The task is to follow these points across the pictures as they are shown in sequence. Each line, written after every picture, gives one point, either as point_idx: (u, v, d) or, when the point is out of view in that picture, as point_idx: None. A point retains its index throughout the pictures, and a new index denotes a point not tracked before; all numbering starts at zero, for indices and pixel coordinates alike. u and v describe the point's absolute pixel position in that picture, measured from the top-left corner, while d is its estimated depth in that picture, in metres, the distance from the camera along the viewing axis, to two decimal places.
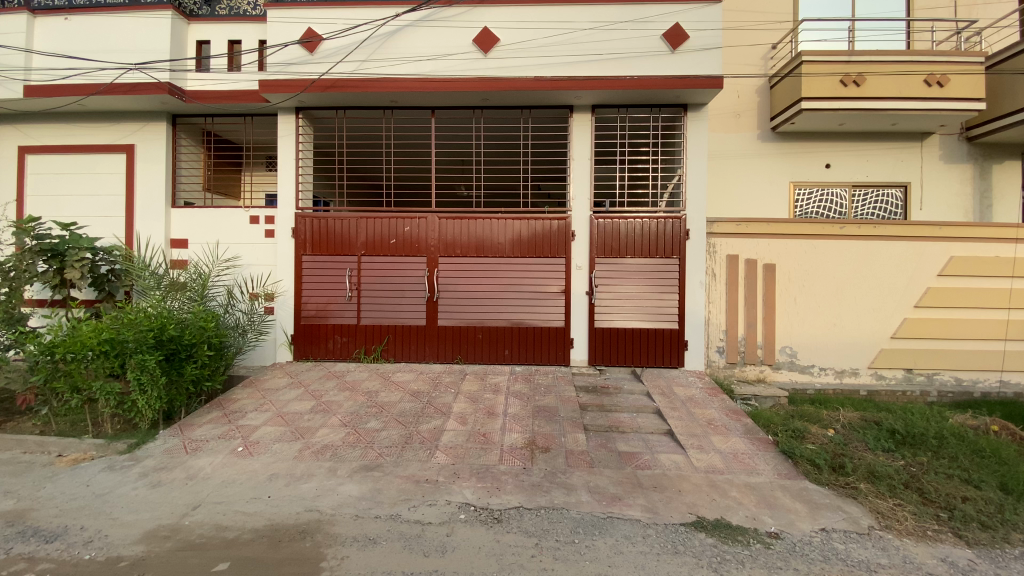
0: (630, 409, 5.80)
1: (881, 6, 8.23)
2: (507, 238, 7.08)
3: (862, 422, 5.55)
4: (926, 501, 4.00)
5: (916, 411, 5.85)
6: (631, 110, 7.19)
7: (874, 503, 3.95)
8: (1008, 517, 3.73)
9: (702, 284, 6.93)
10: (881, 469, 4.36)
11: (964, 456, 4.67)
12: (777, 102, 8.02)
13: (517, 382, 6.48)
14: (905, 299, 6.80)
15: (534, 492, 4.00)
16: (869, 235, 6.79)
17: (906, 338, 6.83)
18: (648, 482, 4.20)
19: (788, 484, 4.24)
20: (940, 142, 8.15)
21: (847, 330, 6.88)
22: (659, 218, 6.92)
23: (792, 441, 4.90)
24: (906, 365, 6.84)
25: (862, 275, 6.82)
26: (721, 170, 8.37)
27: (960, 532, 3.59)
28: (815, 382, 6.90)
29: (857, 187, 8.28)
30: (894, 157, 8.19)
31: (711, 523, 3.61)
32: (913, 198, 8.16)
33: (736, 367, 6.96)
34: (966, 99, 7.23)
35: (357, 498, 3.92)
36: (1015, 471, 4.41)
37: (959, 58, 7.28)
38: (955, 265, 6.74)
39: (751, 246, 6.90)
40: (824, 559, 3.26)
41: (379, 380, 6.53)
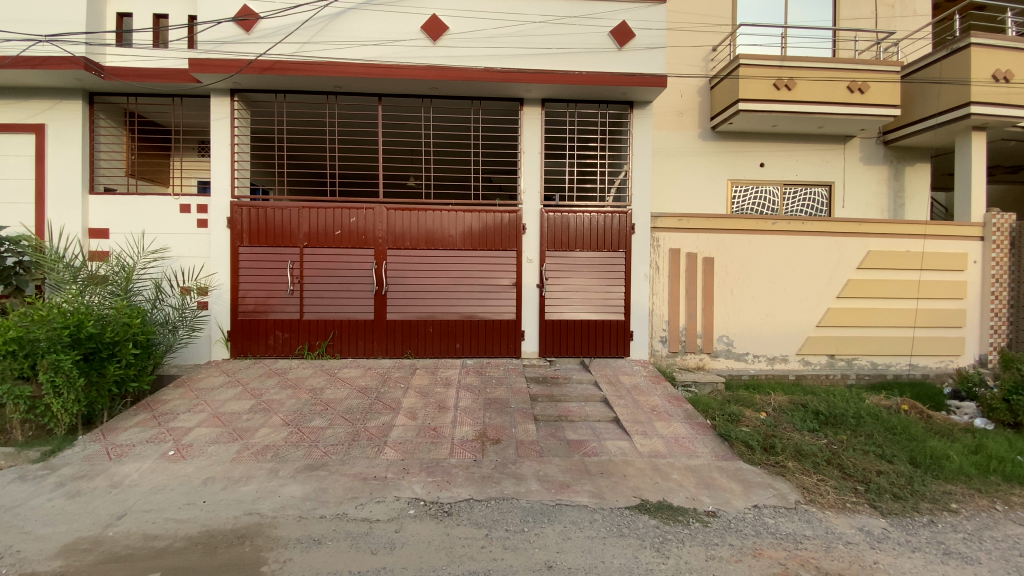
0: (579, 398, 5.93)
1: (812, 14, 8.73)
2: (458, 230, 7.01)
3: (790, 405, 5.94)
4: (846, 476, 4.35)
5: (837, 393, 6.34)
6: (580, 105, 7.28)
7: (801, 479, 4.25)
8: (915, 488, 4.12)
9: (647, 277, 7.16)
10: (806, 448, 4.69)
11: (878, 434, 5.10)
12: (716, 103, 8.37)
13: (469, 374, 6.47)
14: (829, 290, 7.33)
15: (484, 483, 4.01)
16: (797, 230, 7.27)
17: (830, 326, 7.37)
18: (595, 469, 4.32)
19: (724, 465, 4.50)
20: (860, 145, 8.81)
21: (778, 319, 7.32)
22: (606, 212, 7.09)
23: (728, 425, 5.16)
24: (829, 351, 7.38)
25: (792, 267, 7.28)
26: (664, 166, 8.66)
27: (875, 503, 3.94)
28: (749, 368, 7.32)
29: (788, 185, 8.81)
30: (821, 157, 8.77)
31: (654, 505, 3.76)
32: (836, 197, 8.79)
33: (678, 355, 7.26)
34: (883, 106, 7.85)
35: (300, 499, 3.78)
36: (923, 446, 4.85)
37: (877, 67, 7.88)
38: (872, 258, 7.34)
39: (692, 241, 7.21)
40: (756, 533, 3.47)
41: (324, 377, 6.32)
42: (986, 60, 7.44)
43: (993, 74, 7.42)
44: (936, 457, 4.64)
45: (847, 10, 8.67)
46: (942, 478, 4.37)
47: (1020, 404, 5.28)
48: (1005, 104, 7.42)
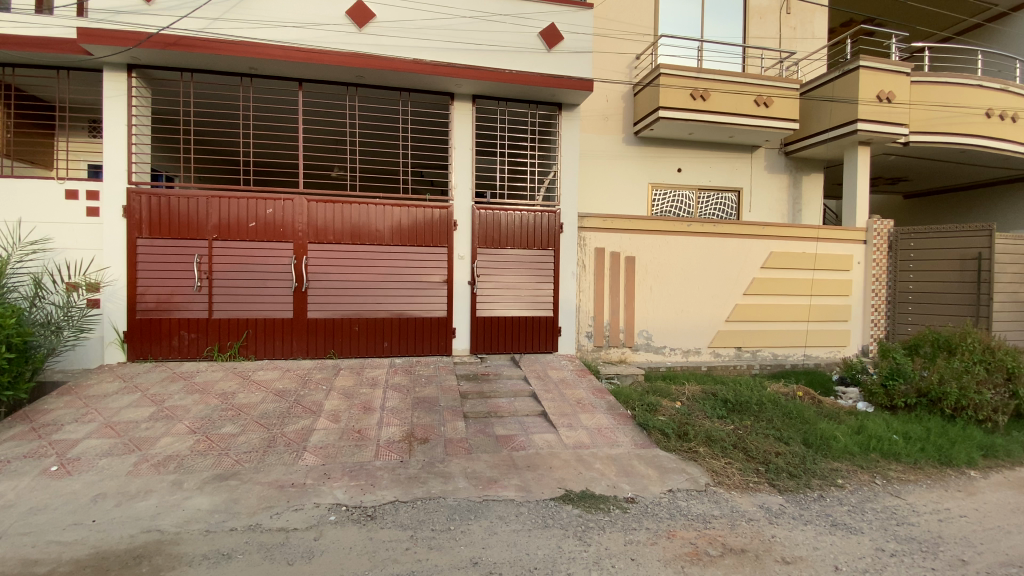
0: (508, 394, 5.99)
1: (725, 30, 9.38)
2: (385, 225, 6.82)
3: (702, 394, 6.38)
4: (749, 458, 4.74)
5: (743, 382, 6.89)
6: (511, 104, 7.34)
7: (711, 463, 4.58)
8: (807, 467, 4.57)
9: (574, 275, 7.36)
10: (715, 434, 5.05)
11: (777, 418, 5.60)
12: (639, 109, 8.78)
13: (397, 374, 6.32)
14: (736, 287, 7.94)
15: (411, 484, 3.93)
16: (710, 232, 7.80)
17: (737, 321, 7.98)
18: (522, 463, 4.39)
19: (643, 453, 4.74)
20: (765, 154, 9.61)
21: (692, 314, 7.82)
22: (536, 211, 7.20)
23: (647, 414, 5.45)
24: (737, 344, 7.99)
25: (705, 266, 7.81)
26: (590, 167, 8.94)
27: (773, 481, 4.33)
28: (666, 360, 7.75)
29: (702, 190, 9.42)
30: (731, 165, 9.47)
31: (577, 495, 3.89)
32: (744, 202, 9.52)
33: (602, 349, 7.54)
34: (785, 120, 8.61)
35: (208, 511, 3.50)
36: (814, 427, 5.39)
37: (780, 84, 8.62)
38: (773, 258, 8.04)
39: (615, 240, 7.52)
40: (670, 516, 3.68)
41: (237, 380, 5.89)
42: (870, 83, 8.34)
43: (877, 94, 8.35)
44: (825, 438, 5.16)
45: (755, 29, 9.41)
46: (829, 456, 4.88)
47: (894, 388, 5.99)
48: (884, 122, 8.39)
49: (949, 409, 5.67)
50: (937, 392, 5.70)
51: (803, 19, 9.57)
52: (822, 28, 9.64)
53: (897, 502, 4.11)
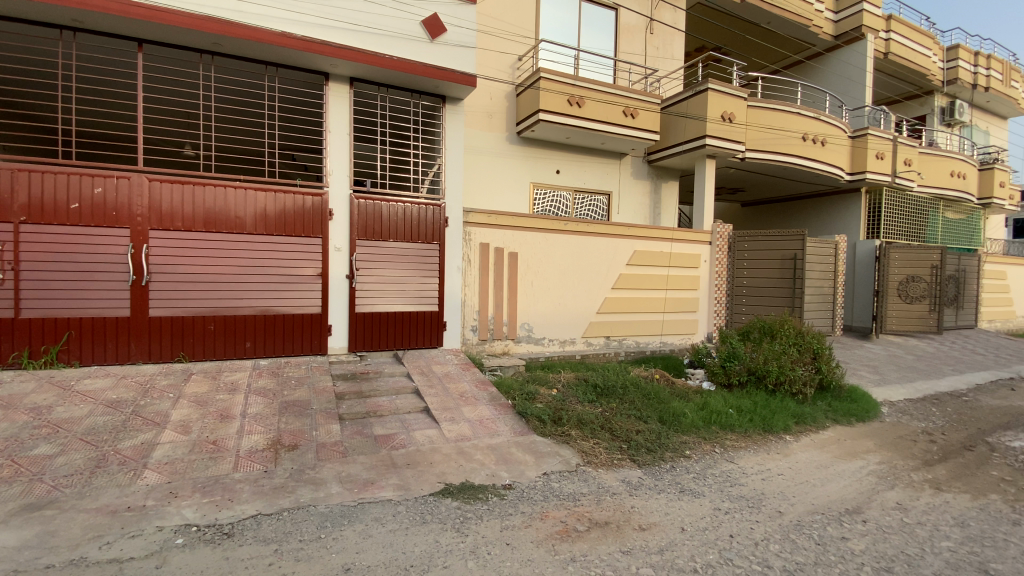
0: (389, 392, 5.83)
1: (600, 42, 10.04)
2: (248, 212, 6.19)
3: (576, 380, 6.83)
4: (614, 437, 5.20)
5: (611, 368, 7.52)
6: (392, 91, 7.10)
7: (582, 445, 4.94)
8: (662, 441, 5.15)
9: (459, 269, 7.37)
10: (586, 417, 5.45)
11: (638, 399, 6.21)
12: (521, 109, 9.05)
13: (262, 377, 5.79)
14: (606, 282, 8.62)
15: (277, 495, 3.64)
16: (584, 231, 8.35)
17: (607, 312, 8.67)
18: (401, 461, 4.31)
19: (521, 440, 4.95)
20: (632, 161, 10.53)
21: (569, 306, 8.31)
22: (419, 203, 7.07)
23: (525, 403, 5.69)
24: (606, 334, 8.68)
25: (580, 262, 8.35)
26: (474, 163, 9.01)
27: (635, 457, 4.80)
28: (545, 351, 8.13)
29: (578, 192, 10.03)
30: (603, 169, 10.21)
31: (457, 487, 3.93)
32: (614, 204, 10.34)
33: (486, 343, 7.67)
34: (649, 130, 9.51)
35: (11, 551, 2.89)
36: (667, 405, 6.08)
37: (646, 98, 9.49)
38: (638, 256, 8.87)
39: (499, 236, 7.69)
40: (544, 498, 3.90)
41: (54, 392, 4.92)
42: (717, 103, 9.53)
43: (722, 114, 9.59)
44: (677, 415, 5.83)
45: (625, 45, 10.22)
46: (681, 430, 5.55)
47: (731, 368, 6.99)
48: (727, 140, 9.67)
49: (772, 385, 6.75)
50: (762, 370, 6.77)
51: (664, 41, 10.63)
52: (680, 51, 10.82)
53: (732, 466, 4.82)
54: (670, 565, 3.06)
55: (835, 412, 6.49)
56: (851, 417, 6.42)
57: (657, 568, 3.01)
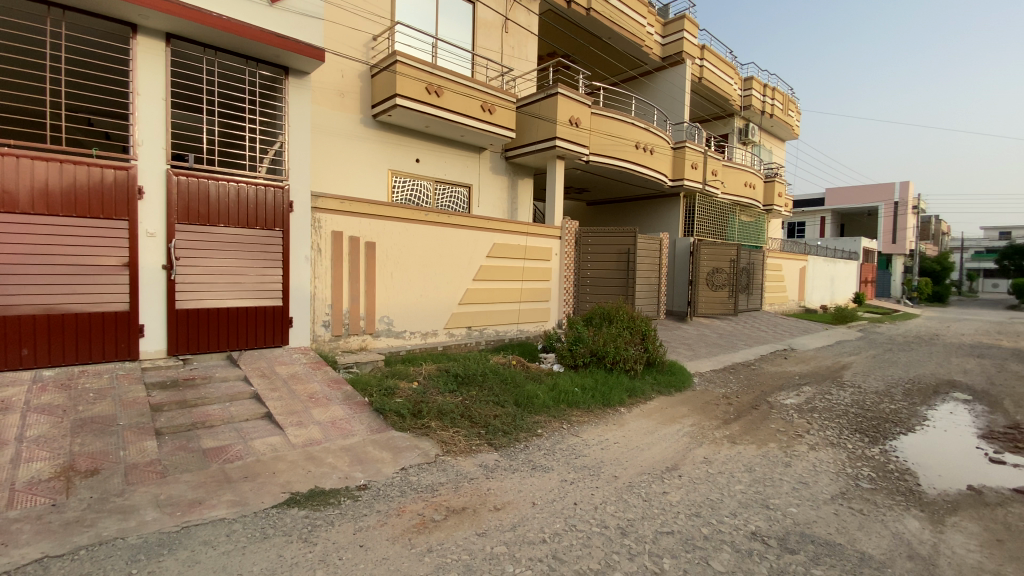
0: (222, 398, 5.18)
1: (458, 34, 10.05)
2: (21, 184, 4.93)
3: (436, 371, 6.83)
4: (473, 424, 5.34)
5: (471, 357, 7.65)
6: (222, 55, 6.26)
7: (440, 436, 4.98)
8: (517, 424, 5.44)
9: (307, 260, 6.79)
10: (445, 407, 5.50)
11: (496, 385, 6.43)
12: (376, 92, 8.67)
13: (46, 392, 4.68)
14: (466, 274, 8.73)
15: (70, 532, 3.00)
16: (444, 222, 8.32)
17: (468, 303, 8.81)
18: (238, 474, 3.87)
19: (377, 437, 4.80)
20: (490, 156, 10.80)
21: (430, 298, 8.24)
22: (257, 184, 6.37)
23: (383, 399, 5.52)
24: (467, 324, 8.81)
25: (440, 253, 8.32)
26: (324, 145, 8.36)
27: (491, 441, 5.00)
28: (405, 344, 7.94)
29: (437, 182, 9.97)
30: (463, 162, 10.29)
31: (304, 495, 3.66)
32: (473, 196, 10.51)
33: (341, 339, 7.18)
34: (505, 127, 9.85)
35: None
36: (522, 388, 6.42)
37: (502, 95, 9.79)
38: (496, 248, 9.17)
39: (354, 224, 7.26)
40: (400, 493, 3.84)
41: None
42: (566, 107, 10.24)
43: (569, 117, 10.34)
44: (530, 397, 6.19)
45: (483, 40, 10.39)
46: (533, 411, 5.92)
47: (577, 350, 7.67)
48: (574, 142, 10.46)
49: (610, 363, 7.54)
50: (603, 351, 7.53)
51: (519, 42, 11.06)
52: (533, 53, 11.36)
53: (577, 440, 5.29)
54: (522, 540, 3.25)
55: (660, 384, 7.53)
56: (672, 388, 7.52)
57: (510, 545, 3.19)
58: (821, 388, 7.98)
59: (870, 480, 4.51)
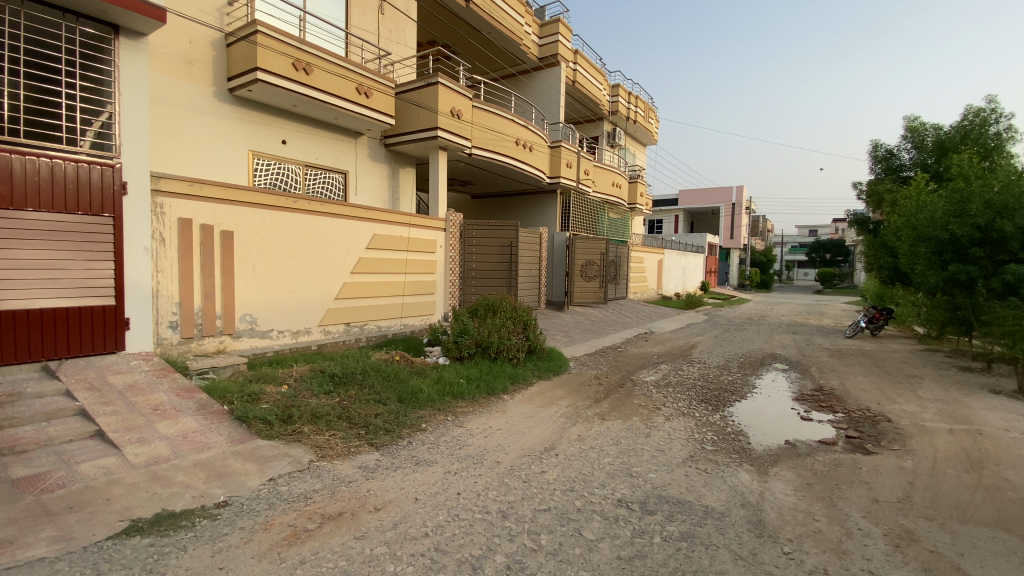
0: (35, 418, 4.28)
1: (329, 9, 9.37)
2: None
3: (310, 372, 6.37)
4: (351, 425, 5.10)
5: (349, 355, 7.26)
6: (28, 4, 5.23)
7: (315, 440, 4.67)
8: (399, 421, 5.31)
9: (148, 251, 5.86)
10: (320, 410, 5.16)
11: (377, 382, 6.19)
12: (233, 64, 7.78)
13: None
14: (344, 267, 8.27)
15: None
16: (316, 211, 7.76)
17: (345, 298, 8.34)
18: (59, 506, 3.25)
19: (240, 449, 4.34)
20: (368, 143, 10.31)
21: (301, 293, 7.65)
22: (78, 161, 5.34)
23: (246, 405, 5.01)
24: (344, 320, 8.34)
25: (312, 244, 7.75)
26: (165, 119, 7.27)
27: (372, 441, 4.83)
28: (274, 344, 7.28)
29: (308, 167, 9.26)
30: (337, 147, 9.68)
31: (149, 521, 3.19)
32: (349, 184, 9.96)
33: (192, 341, 6.36)
34: (383, 113, 9.47)
35: None
36: (405, 383, 6.26)
37: (379, 79, 9.38)
38: (375, 240, 8.78)
39: (206, 211, 6.43)
40: (268, 506, 3.54)
41: None
42: (446, 97, 10.15)
43: (450, 108, 10.26)
44: (413, 392, 6.08)
45: (357, 19, 9.82)
46: (417, 406, 5.83)
47: (462, 342, 7.68)
48: (455, 133, 10.42)
49: (494, 353, 7.72)
50: (487, 341, 7.67)
51: (396, 26, 10.67)
52: (412, 40, 11.05)
53: (461, 430, 5.32)
54: (403, 537, 3.20)
55: (539, 370, 7.90)
56: (550, 372, 7.94)
57: (391, 544, 3.11)
58: (675, 365, 9.04)
59: (712, 442, 5.23)
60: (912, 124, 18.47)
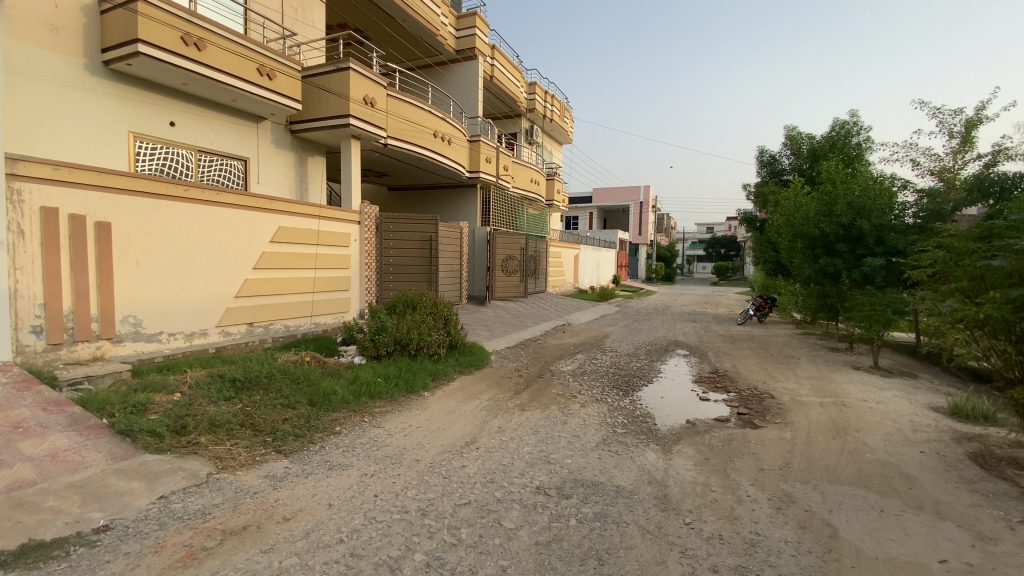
0: None
1: None
2: None
3: (208, 378, 5.82)
4: (256, 432, 4.75)
5: (253, 357, 6.74)
6: None
7: (214, 451, 4.29)
8: (310, 425, 5.04)
9: (2, 245, 4.99)
10: (220, 418, 4.75)
11: (286, 385, 5.81)
12: (108, 32, 6.86)
13: None
14: (246, 262, 7.66)
15: None
16: (211, 201, 7.10)
17: (247, 296, 7.72)
18: None
19: (124, 466, 3.88)
20: (271, 128, 9.60)
21: (195, 292, 6.96)
22: None
23: (130, 418, 4.47)
24: (247, 320, 7.72)
25: (208, 238, 7.08)
26: (21, 91, 6.24)
27: (280, 448, 4.53)
28: (163, 349, 6.56)
29: (202, 152, 8.43)
30: (236, 131, 8.91)
31: (10, 555, 2.75)
32: (251, 172, 9.22)
33: (62, 348, 5.55)
34: (288, 97, 8.87)
35: None
36: (317, 385, 5.94)
37: (283, 61, 8.76)
38: (281, 233, 8.23)
39: (76, 199, 5.63)
40: (159, 526, 3.20)
41: None
42: (358, 84, 9.72)
43: (362, 96, 9.85)
44: (326, 394, 5.79)
45: None
46: (331, 409, 5.56)
47: (379, 340, 7.42)
48: (368, 122, 10.03)
49: (413, 350, 7.57)
50: (406, 338, 7.49)
51: (303, 6, 10.02)
52: (321, 21, 10.45)
53: (378, 431, 5.16)
54: (315, 546, 3.04)
55: (460, 364, 7.87)
56: (471, 367, 7.94)
57: (303, 554, 2.95)
58: (590, 355, 9.44)
59: (623, 425, 5.54)
60: (791, 133, 20.68)
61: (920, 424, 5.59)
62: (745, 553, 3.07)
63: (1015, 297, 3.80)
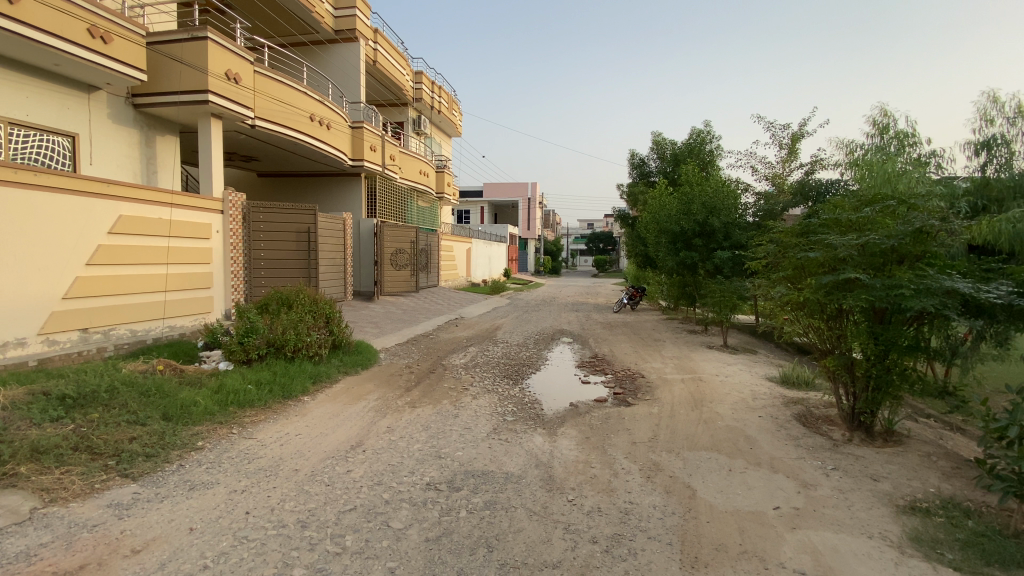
0: None
1: None
2: None
3: (26, 397, 4.82)
4: (95, 456, 4.06)
5: (89, 369, 5.72)
6: None
7: (38, 483, 3.58)
8: (166, 442, 4.44)
9: None
10: (45, 443, 3.97)
11: (133, 399, 5.03)
12: None
13: None
14: (76, 256, 6.46)
15: None
16: (27, 183, 5.87)
17: (79, 297, 6.50)
18: None
19: None
20: (108, 100, 8.18)
21: (7, 293, 5.71)
22: None
23: None
24: (81, 326, 6.51)
25: (24, 227, 5.84)
26: None
27: (127, 471, 3.92)
28: None
29: (12, 125, 6.91)
30: (61, 102, 7.45)
31: None
32: (82, 151, 7.77)
33: None
34: (130, 66, 7.63)
35: None
36: (175, 397, 5.23)
37: (122, 23, 7.50)
38: (123, 223, 7.08)
39: None
40: None
41: None
42: (219, 58, 8.68)
43: (224, 71, 8.83)
44: (185, 406, 5.13)
45: None
46: (191, 423, 4.94)
47: (249, 343, 6.76)
48: (232, 101, 9.03)
49: (291, 352, 7.01)
50: (281, 340, 6.91)
51: None
52: None
53: (250, 442, 4.71)
54: None
55: (345, 365, 7.46)
56: (357, 367, 7.58)
57: None
58: (481, 347, 9.55)
59: (512, 413, 5.70)
60: (657, 139, 22.78)
61: (759, 392, 6.57)
62: (620, 522, 3.35)
63: (826, 284, 4.60)
